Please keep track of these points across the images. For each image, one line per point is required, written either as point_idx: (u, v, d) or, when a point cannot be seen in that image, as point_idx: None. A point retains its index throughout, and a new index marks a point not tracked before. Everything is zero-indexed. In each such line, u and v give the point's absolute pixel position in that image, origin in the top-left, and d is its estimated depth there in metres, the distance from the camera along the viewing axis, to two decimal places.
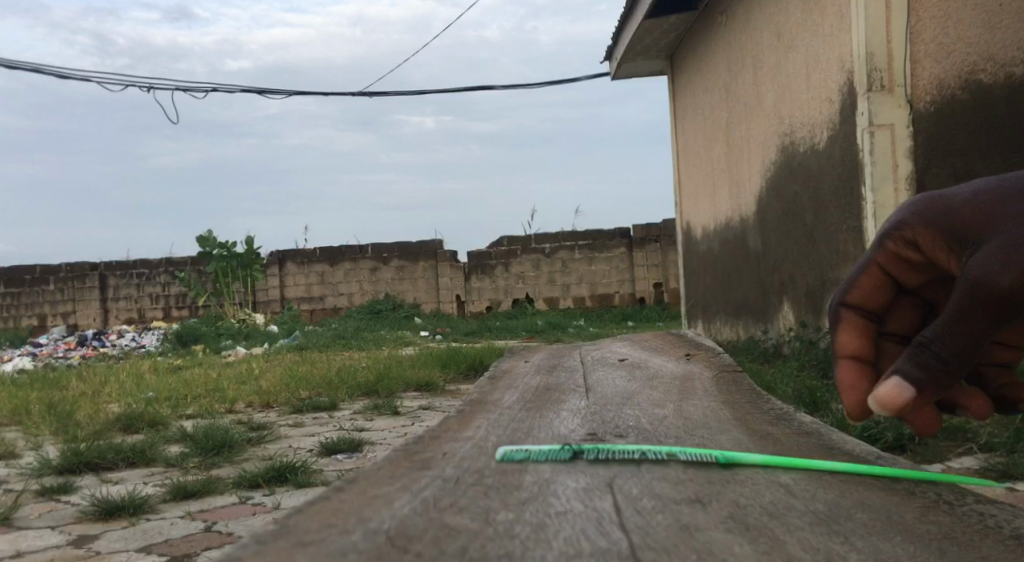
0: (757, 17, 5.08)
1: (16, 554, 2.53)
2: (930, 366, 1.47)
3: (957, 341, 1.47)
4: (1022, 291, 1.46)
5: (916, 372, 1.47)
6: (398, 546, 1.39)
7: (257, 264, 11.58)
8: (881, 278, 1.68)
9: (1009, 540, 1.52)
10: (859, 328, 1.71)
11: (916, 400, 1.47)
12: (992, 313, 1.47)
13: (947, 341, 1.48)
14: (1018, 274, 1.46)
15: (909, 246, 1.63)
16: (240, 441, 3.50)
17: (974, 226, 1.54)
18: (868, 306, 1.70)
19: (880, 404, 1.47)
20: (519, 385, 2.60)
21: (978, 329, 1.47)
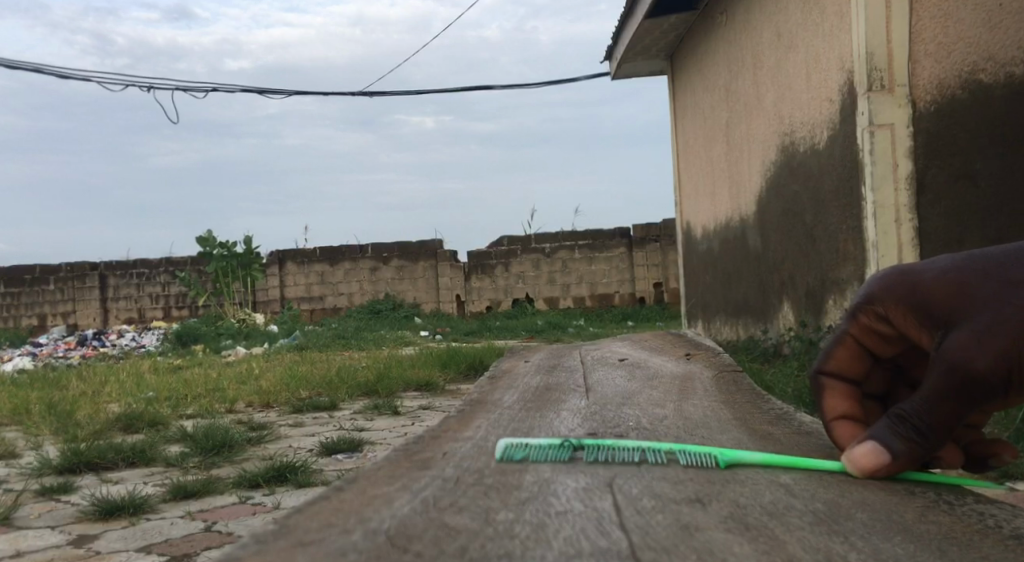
0: (757, 17, 5.09)
1: (16, 554, 2.53)
2: (908, 445, 1.63)
3: (933, 424, 1.60)
4: (996, 376, 1.56)
5: (893, 445, 1.65)
6: (398, 545, 1.39)
7: (257, 264, 11.58)
8: (856, 348, 1.77)
9: (1008, 540, 1.52)
10: (841, 396, 1.79)
11: (895, 467, 1.66)
12: (965, 398, 1.58)
13: (926, 424, 1.61)
14: (989, 362, 1.56)
15: (881, 323, 1.72)
16: (240, 441, 3.49)
17: (948, 307, 1.62)
18: (848, 372, 1.79)
19: (858, 468, 1.68)
20: (519, 384, 2.60)
21: (951, 411, 1.59)
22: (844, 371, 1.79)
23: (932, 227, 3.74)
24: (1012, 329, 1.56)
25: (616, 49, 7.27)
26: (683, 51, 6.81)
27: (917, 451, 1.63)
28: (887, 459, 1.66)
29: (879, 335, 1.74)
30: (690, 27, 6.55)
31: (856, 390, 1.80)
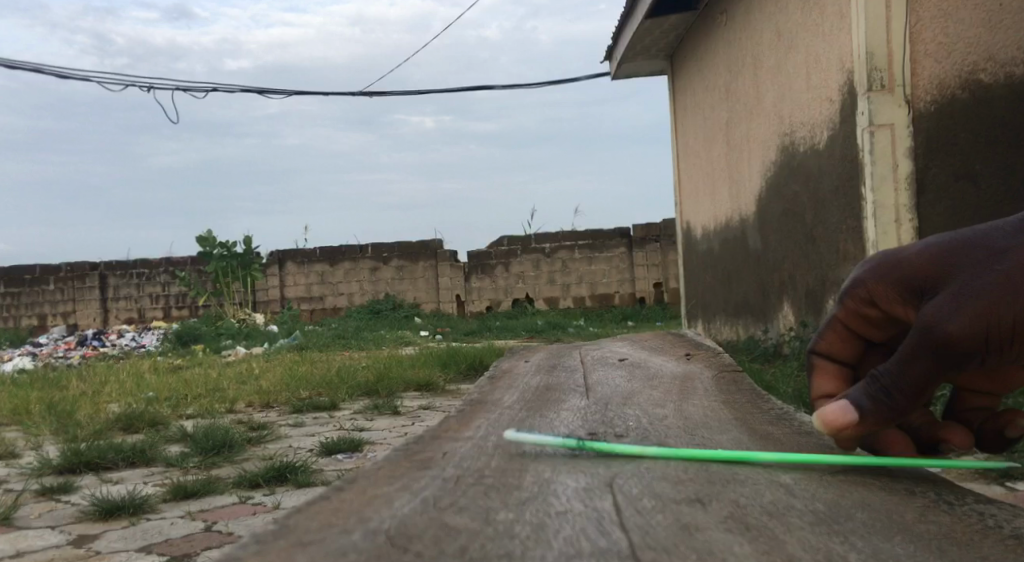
0: (757, 17, 5.09)
1: (16, 554, 2.53)
2: (874, 401, 1.59)
3: (908, 387, 1.57)
4: (970, 340, 1.53)
5: (861, 408, 1.60)
6: (398, 546, 1.39)
7: (257, 264, 11.58)
8: (845, 332, 1.73)
9: (1008, 540, 1.52)
10: (830, 379, 1.74)
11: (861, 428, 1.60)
12: (941, 360, 1.54)
13: (899, 388, 1.57)
14: (963, 325, 1.53)
15: (871, 303, 1.68)
16: (239, 441, 3.49)
17: (928, 276, 1.60)
18: (839, 357, 1.74)
19: (824, 425, 1.61)
20: (519, 384, 2.60)
21: (925, 376, 1.55)
22: (837, 355, 1.74)
23: (932, 227, 3.74)
24: (991, 293, 1.53)
25: (616, 49, 7.27)
26: (683, 51, 6.81)
27: (884, 414, 1.59)
28: (853, 418, 1.60)
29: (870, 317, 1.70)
30: (690, 27, 6.55)
31: (848, 374, 1.75)
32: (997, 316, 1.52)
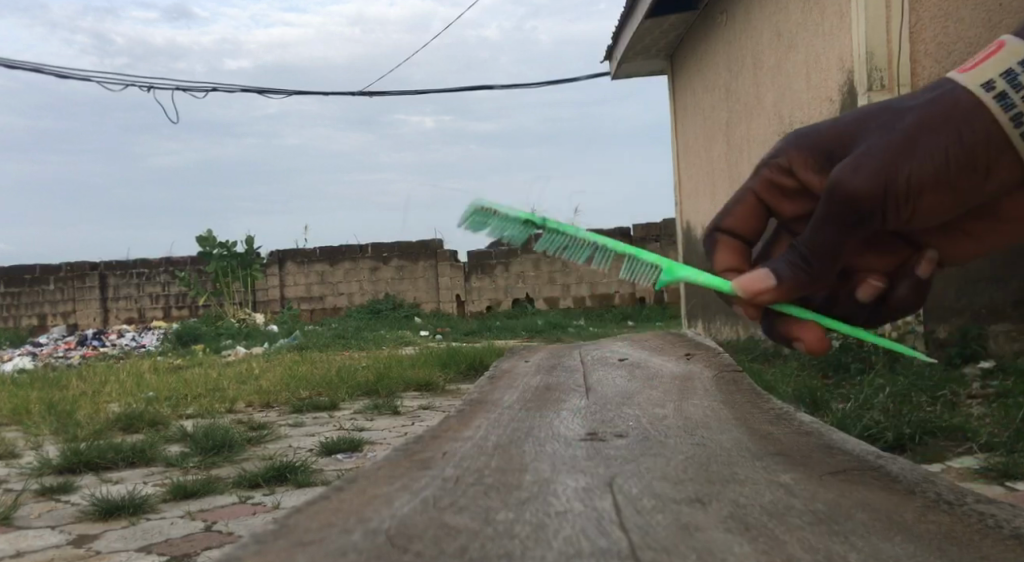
0: (758, 16, 5.08)
1: (16, 554, 2.53)
2: (793, 268, 1.63)
3: (814, 252, 1.61)
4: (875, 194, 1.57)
5: (781, 274, 1.63)
6: (397, 546, 1.39)
7: (257, 264, 11.58)
8: (756, 205, 1.84)
9: (1008, 540, 1.52)
10: (735, 253, 1.82)
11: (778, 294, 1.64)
12: (843, 219, 1.59)
13: (806, 253, 1.62)
14: (867, 182, 1.57)
15: (785, 173, 1.78)
16: (239, 441, 3.49)
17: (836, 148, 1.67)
18: (745, 230, 1.84)
19: (744, 291, 1.64)
20: (519, 384, 2.60)
21: (834, 232, 1.59)
22: (741, 227, 1.84)
23: None
24: (893, 150, 1.58)
25: (616, 48, 7.27)
26: (683, 51, 6.81)
27: (803, 282, 1.63)
28: (771, 284, 1.63)
29: (780, 188, 1.80)
30: (690, 26, 6.55)
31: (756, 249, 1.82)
32: (896, 173, 1.57)
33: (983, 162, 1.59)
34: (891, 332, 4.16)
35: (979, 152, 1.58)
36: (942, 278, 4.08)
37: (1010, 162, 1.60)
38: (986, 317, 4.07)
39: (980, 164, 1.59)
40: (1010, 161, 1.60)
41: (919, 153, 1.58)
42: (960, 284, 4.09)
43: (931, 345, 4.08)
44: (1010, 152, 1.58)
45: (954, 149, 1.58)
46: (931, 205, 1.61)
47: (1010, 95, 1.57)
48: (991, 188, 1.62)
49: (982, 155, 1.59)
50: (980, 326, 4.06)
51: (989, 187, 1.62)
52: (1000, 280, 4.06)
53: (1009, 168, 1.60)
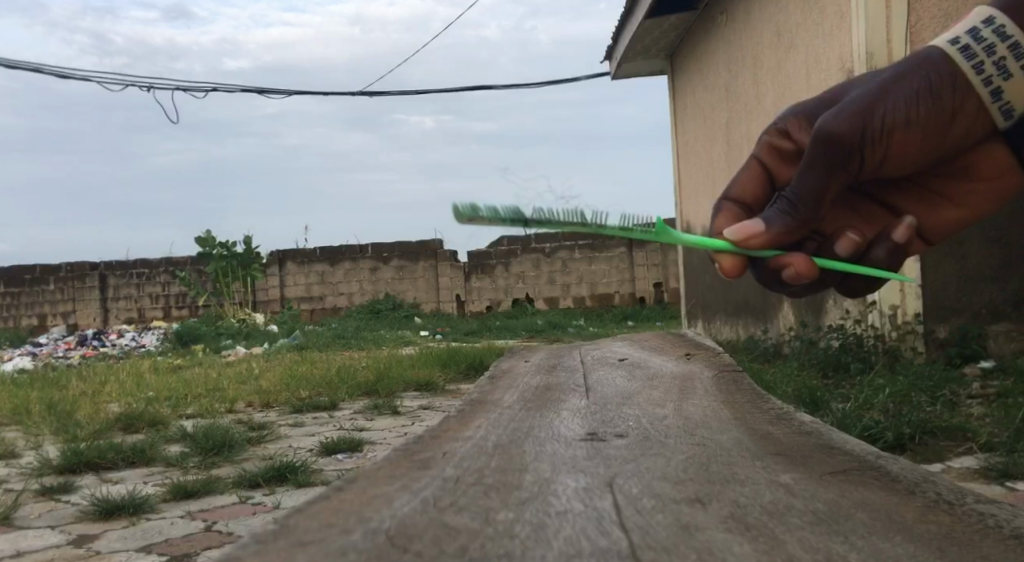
0: (757, 17, 5.09)
1: (16, 554, 2.53)
2: (783, 215, 1.82)
3: (805, 191, 1.82)
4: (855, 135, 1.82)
5: (770, 224, 1.81)
6: (398, 546, 1.39)
7: (257, 264, 11.58)
8: (760, 171, 2.03)
9: (1009, 540, 1.52)
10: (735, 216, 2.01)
11: (769, 238, 1.80)
12: (831, 158, 1.82)
13: (796, 195, 1.82)
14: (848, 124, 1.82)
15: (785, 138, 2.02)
16: (240, 441, 3.49)
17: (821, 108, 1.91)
18: (750, 200, 2.02)
19: (735, 236, 1.78)
20: (519, 384, 2.60)
21: (822, 170, 1.82)
22: (745, 195, 2.02)
23: None
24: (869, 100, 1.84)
25: (615, 48, 7.27)
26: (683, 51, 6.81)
27: (793, 227, 1.82)
28: (761, 232, 1.79)
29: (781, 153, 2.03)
30: (689, 26, 6.55)
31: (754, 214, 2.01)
32: (874, 117, 1.83)
33: (949, 107, 1.86)
34: (891, 332, 4.17)
35: (945, 98, 1.85)
36: (941, 276, 4.08)
37: (973, 107, 1.87)
38: (986, 317, 4.09)
39: (947, 109, 1.86)
40: (973, 106, 1.86)
41: (891, 101, 1.85)
42: (960, 282, 4.09)
43: (931, 345, 4.07)
44: (974, 98, 1.85)
45: (922, 100, 1.85)
46: (902, 145, 1.87)
47: (972, 47, 1.85)
48: (955, 134, 1.89)
49: (948, 100, 1.86)
50: (980, 326, 4.07)
51: (953, 132, 1.89)
52: (1000, 279, 4.07)
53: (971, 114, 1.87)
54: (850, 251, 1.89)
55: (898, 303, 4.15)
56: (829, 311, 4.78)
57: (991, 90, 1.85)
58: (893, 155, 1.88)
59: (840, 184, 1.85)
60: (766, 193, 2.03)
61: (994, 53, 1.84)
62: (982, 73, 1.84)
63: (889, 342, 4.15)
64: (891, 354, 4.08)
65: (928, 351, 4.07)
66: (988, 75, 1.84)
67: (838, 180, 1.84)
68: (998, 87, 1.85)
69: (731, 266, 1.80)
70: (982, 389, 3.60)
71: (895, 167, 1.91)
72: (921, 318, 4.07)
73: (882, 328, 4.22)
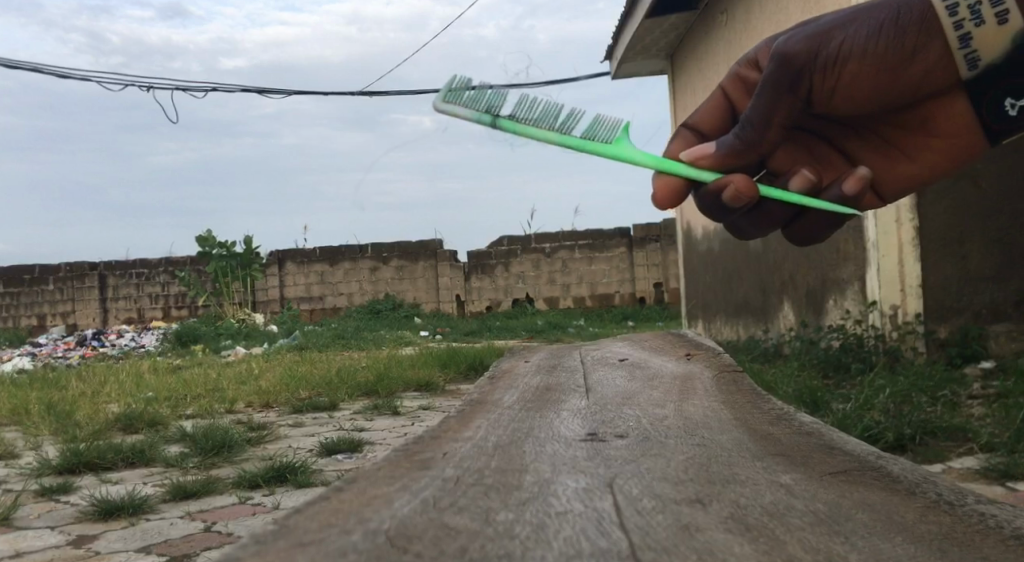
0: (757, 15, 5.10)
1: (16, 554, 2.53)
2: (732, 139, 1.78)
3: (755, 111, 1.81)
4: (804, 58, 1.84)
5: (721, 145, 1.78)
6: (397, 546, 1.38)
7: (257, 264, 11.58)
8: (723, 104, 2.02)
9: (1010, 540, 1.52)
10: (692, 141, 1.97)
11: (717, 159, 1.76)
12: (781, 78, 1.83)
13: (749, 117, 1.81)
14: (800, 49, 1.84)
15: (754, 68, 2.00)
16: (240, 441, 3.49)
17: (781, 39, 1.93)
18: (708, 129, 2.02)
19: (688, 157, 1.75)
20: (518, 384, 2.59)
21: (770, 89, 1.82)
22: (703, 124, 2.00)
23: None
24: (825, 29, 1.86)
25: (615, 48, 7.27)
26: (683, 50, 6.82)
27: (741, 149, 1.78)
28: (709, 150, 1.76)
29: (747, 86, 2.01)
30: (690, 26, 6.56)
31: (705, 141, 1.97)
32: (831, 42, 1.85)
33: (910, 45, 1.86)
34: (891, 333, 4.14)
35: (908, 35, 1.86)
36: (942, 277, 4.09)
37: (940, 50, 1.86)
38: (986, 317, 4.10)
39: (907, 47, 1.86)
40: (939, 49, 1.86)
41: (850, 30, 1.86)
42: (961, 282, 4.09)
43: (931, 345, 4.07)
44: (939, 42, 1.85)
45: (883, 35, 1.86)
46: (856, 76, 1.87)
47: None
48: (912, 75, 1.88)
49: (911, 37, 1.86)
50: (980, 326, 4.09)
51: (912, 74, 1.89)
52: (999, 279, 4.10)
53: (933, 59, 1.87)
54: (804, 189, 1.82)
55: (898, 303, 4.12)
56: (829, 310, 4.79)
57: (961, 35, 1.84)
58: (849, 87, 1.88)
59: (789, 107, 1.84)
60: (726, 126, 2.02)
61: None
62: (954, 15, 1.84)
63: (889, 343, 4.11)
64: (891, 354, 4.07)
65: (929, 351, 4.06)
66: (960, 19, 1.84)
67: (788, 102, 1.84)
68: (968, 32, 1.84)
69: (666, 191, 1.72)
70: (981, 389, 3.59)
71: (849, 102, 1.91)
72: (921, 318, 4.06)
73: (884, 328, 4.16)
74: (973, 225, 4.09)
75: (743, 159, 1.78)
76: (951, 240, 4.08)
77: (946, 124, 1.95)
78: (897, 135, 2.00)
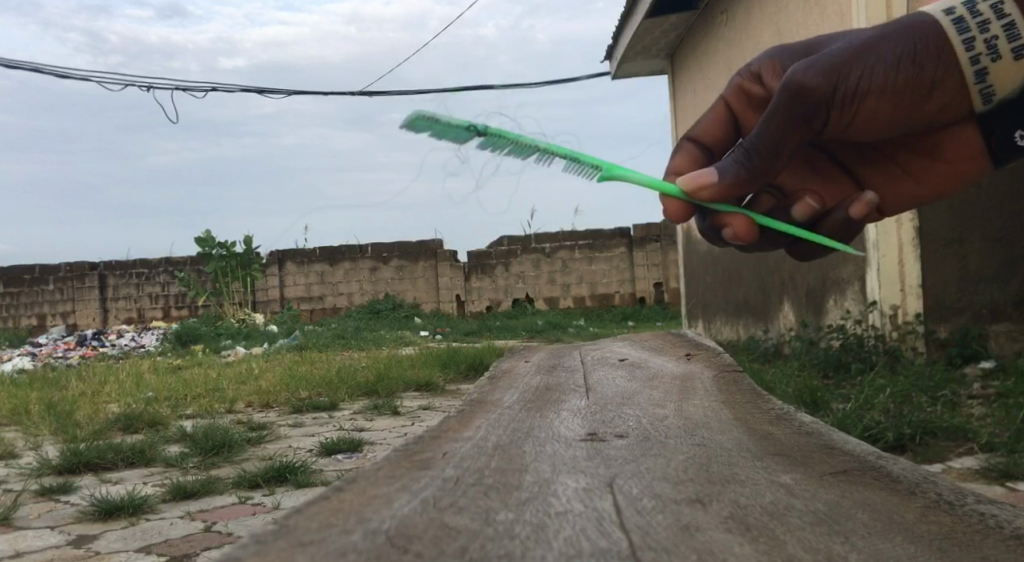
0: (757, 14, 5.11)
1: (16, 554, 2.53)
2: (737, 167, 1.78)
3: (765, 141, 1.77)
4: (821, 91, 1.77)
5: (724, 173, 1.78)
6: (397, 546, 1.38)
7: (257, 264, 11.59)
8: (726, 113, 2.05)
9: (1010, 540, 1.52)
10: (693, 155, 2.03)
11: (718, 191, 1.79)
12: (795, 110, 1.77)
13: (753, 144, 1.78)
14: (818, 81, 1.76)
15: (755, 83, 2.00)
16: (240, 441, 3.49)
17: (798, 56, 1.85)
18: (711, 141, 2.05)
19: (687, 187, 1.78)
20: (519, 384, 2.59)
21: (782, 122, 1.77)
22: (706, 135, 2.05)
23: None
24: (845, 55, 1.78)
25: (615, 48, 7.27)
26: (683, 51, 6.83)
27: (745, 179, 1.79)
28: (711, 181, 1.79)
29: (750, 98, 2.02)
30: (690, 26, 6.56)
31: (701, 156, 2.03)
32: (853, 73, 1.77)
33: (929, 80, 1.79)
34: (891, 333, 4.13)
35: (927, 70, 1.78)
36: (942, 276, 4.09)
37: (955, 85, 1.80)
38: (986, 317, 4.10)
39: (926, 81, 1.79)
40: (955, 83, 1.79)
41: (872, 58, 1.77)
42: (961, 282, 4.10)
43: (931, 345, 4.08)
44: (956, 75, 1.78)
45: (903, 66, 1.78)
46: (872, 109, 1.81)
47: (966, 20, 1.77)
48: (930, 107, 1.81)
49: (930, 71, 1.78)
50: (981, 326, 4.09)
51: (926, 107, 1.83)
52: (1000, 279, 4.09)
53: (950, 93, 1.80)
54: (806, 217, 1.92)
55: (898, 303, 4.11)
56: (828, 311, 4.79)
57: (977, 70, 1.78)
58: (868, 118, 1.82)
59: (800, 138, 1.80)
60: (728, 135, 2.06)
61: (987, 30, 1.77)
62: (970, 50, 1.77)
63: (889, 343, 4.10)
64: (891, 353, 4.06)
65: (928, 351, 4.07)
66: (977, 54, 1.77)
67: (799, 134, 1.79)
68: (983, 68, 1.78)
69: (674, 209, 1.83)
70: (981, 389, 3.59)
71: (861, 130, 1.86)
72: (921, 318, 4.06)
73: (884, 328, 4.15)
74: (973, 224, 4.09)
75: (744, 187, 1.79)
76: (951, 240, 4.09)
77: (955, 151, 1.92)
78: (904, 155, 1.98)
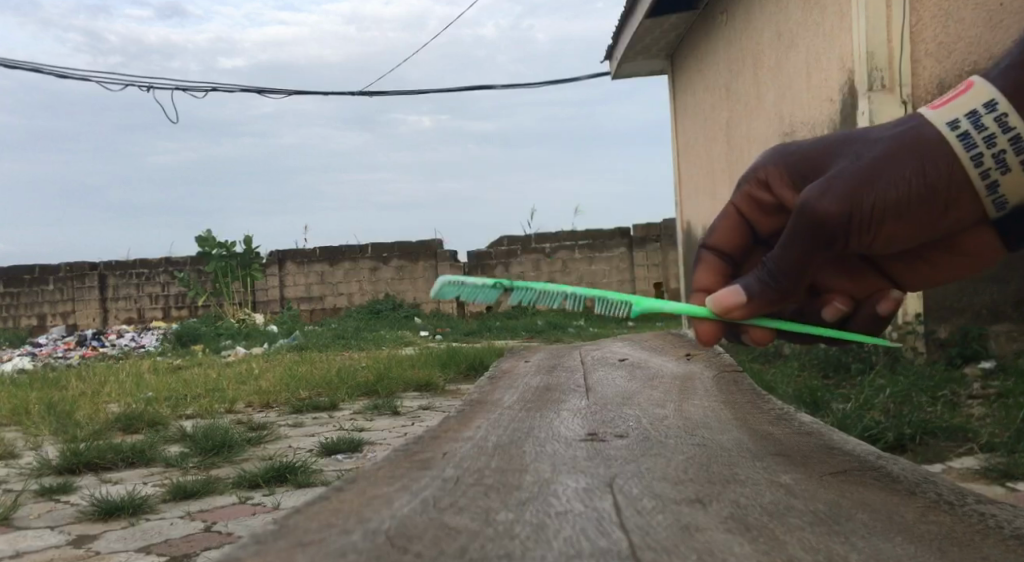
0: (757, 14, 5.11)
1: (16, 554, 2.53)
2: (762, 286, 1.75)
3: (783, 263, 1.73)
4: (836, 219, 1.68)
5: (750, 291, 1.75)
6: (397, 546, 1.39)
7: (258, 265, 11.64)
8: (737, 217, 1.98)
9: (1010, 539, 1.51)
10: (716, 267, 2.00)
11: (749, 310, 1.75)
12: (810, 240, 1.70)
13: (776, 265, 1.74)
14: (832, 208, 1.68)
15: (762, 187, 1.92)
16: (240, 441, 3.49)
17: None
18: (728, 245, 2.00)
19: (716, 307, 1.76)
20: (519, 385, 2.59)
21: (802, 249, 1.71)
22: (722, 243, 2.00)
23: None
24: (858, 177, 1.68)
25: (615, 48, 7.27)
26: (683, 51, 6.82)
27: (773, 297, 1.75)
28: (741, 301, 1.75)
29: (760, 201, 1.95)
30: (690, 27, 6.56)
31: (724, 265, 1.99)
32: (870, 196, 1.68)
33: (944, 198, 1.70)
34: (891, 332, 4.15)
35: (942, 189, 1.69)
36: None
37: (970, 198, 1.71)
38: (986, 318, 4.10)
39: (942, 199, 1.70)
40: (970, 197, 1.71)
41: (887, 180, 1.68)
42: (962, 283, 4.10)
43: (931, 345, 4.08)
44: (970, 193, 1.70)
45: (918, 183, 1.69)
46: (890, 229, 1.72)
47: (972, 134, 1.67)
48: (952, 221, 1.73)
49: (944, 190, 1.69)
50: (981, 327, 4.08)
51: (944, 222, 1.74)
52: (1000, 279, 4.09)
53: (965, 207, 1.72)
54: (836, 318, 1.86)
55: None
56: None
57: (989, 184, 1.69)
58: (888, 241, 1.73)
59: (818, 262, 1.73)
60: (744, 238, 1.99)
61: (993, 143, 1.67)
62: (980, 165, 1.68)
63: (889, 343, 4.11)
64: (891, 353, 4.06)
65: (928, 351, 4.07)
66: (986, 168, 1.68)
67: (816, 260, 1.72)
68: (994, 180, 1.69)
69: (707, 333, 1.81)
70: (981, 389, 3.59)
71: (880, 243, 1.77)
72: (921, 318, 4.07)
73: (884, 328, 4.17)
74: None
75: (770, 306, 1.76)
76: None
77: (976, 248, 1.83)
78: None
